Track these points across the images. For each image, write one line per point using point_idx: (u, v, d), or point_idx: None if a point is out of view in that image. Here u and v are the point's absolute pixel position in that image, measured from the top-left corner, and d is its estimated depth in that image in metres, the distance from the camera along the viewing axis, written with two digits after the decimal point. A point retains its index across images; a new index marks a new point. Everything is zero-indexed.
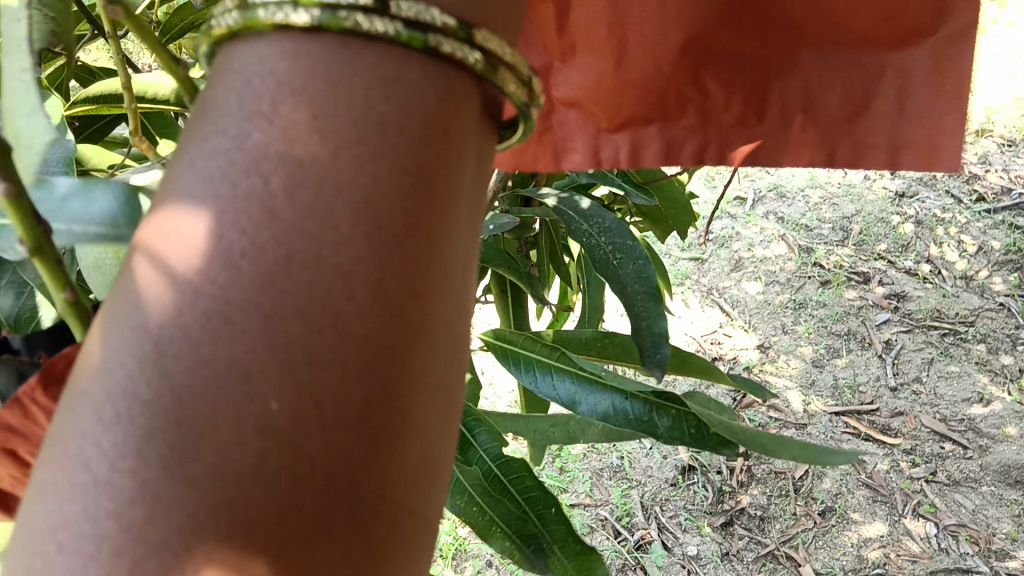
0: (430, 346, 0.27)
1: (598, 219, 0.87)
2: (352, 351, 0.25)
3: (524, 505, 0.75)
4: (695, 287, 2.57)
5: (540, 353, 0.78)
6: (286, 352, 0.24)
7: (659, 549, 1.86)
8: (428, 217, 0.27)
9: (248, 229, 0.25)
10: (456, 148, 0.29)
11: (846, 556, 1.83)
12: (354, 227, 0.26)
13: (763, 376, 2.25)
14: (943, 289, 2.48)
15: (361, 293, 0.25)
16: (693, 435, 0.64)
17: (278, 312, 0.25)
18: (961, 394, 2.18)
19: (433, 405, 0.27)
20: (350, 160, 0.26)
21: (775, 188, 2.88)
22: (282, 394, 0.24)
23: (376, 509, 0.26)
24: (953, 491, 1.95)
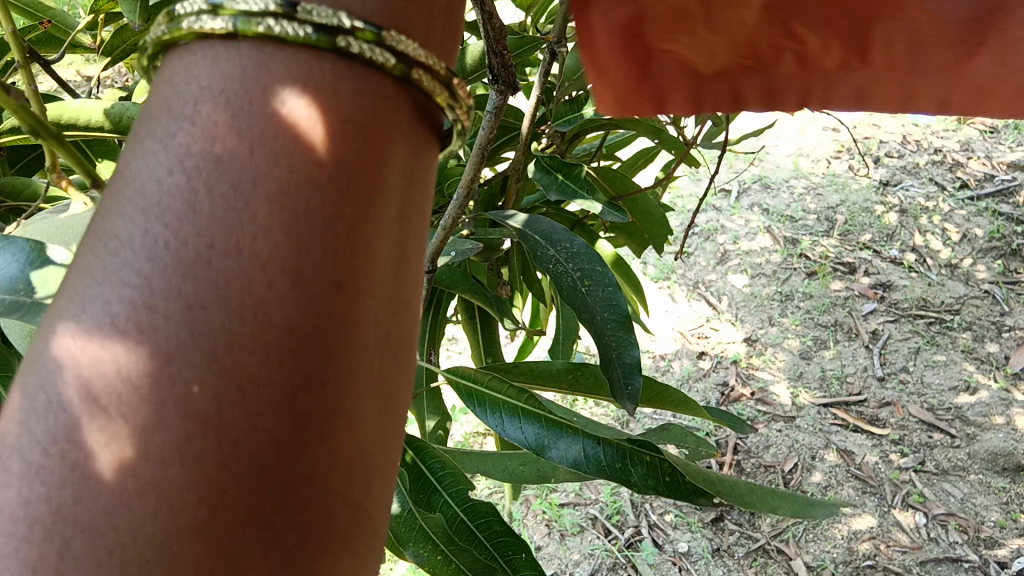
0: (357, 335, 0.28)
1: (566, 243, 0.81)
2: (274, 339, 0.27)
3: (493, 550, 0.72)
4: (681, 281, 2.56)
5: (507, 394, 0.76)
6: (208, 338, 0.26)
7: (650, 546, 1.85)
8: (349, 207, 0.28)
9: (171, 222, 0.27)
10: (379, 146, 0.30)
11: (836, 548, 1.82)
12: (271, 218, 0.27)
13: (751, 369, 2.25)
14: (929, 278, 2.48)
15: (280, 281, 0.27)
16: (666, 483, 0.67)
17: (199, 303, 0.26)
18: (948, 382, 2.19)
19: (366, 397, 0.29)
20: (267, 154, 0.28)
21: (760, 179, 2.88)
22: (204, 377, 0.26)
23: (308, 493, 0.27)
24: (941, 480, 1.96)
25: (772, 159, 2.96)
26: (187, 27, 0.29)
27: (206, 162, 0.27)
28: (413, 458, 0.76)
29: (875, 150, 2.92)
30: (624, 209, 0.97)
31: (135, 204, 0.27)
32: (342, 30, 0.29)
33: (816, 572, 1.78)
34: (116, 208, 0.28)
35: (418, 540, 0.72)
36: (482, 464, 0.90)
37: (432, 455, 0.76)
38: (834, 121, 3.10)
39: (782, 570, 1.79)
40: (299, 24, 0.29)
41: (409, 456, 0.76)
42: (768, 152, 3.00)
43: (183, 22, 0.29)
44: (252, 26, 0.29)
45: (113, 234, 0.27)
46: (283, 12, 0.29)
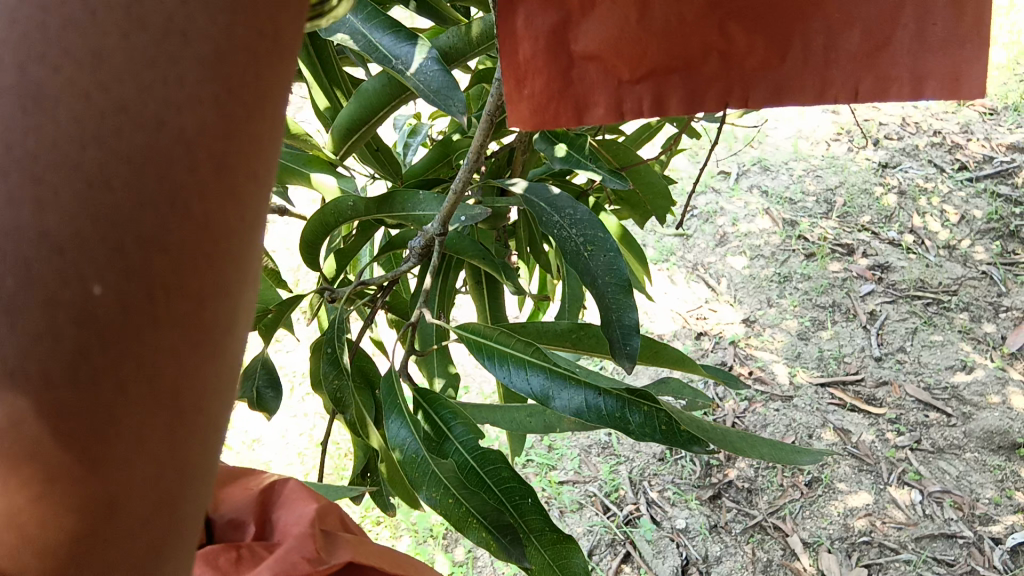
0: (233, 279, 0.24)
1: (569, 208, 0.80)
2: (152, 281, 0.22)
3: (498, 494, 0.74)
4: (680, 263, 2.58)
5: (516, 348, 0.77)
6: (76, 278, 0.21)
7: (648, 523, 1.87)
8: (233, 130, 0.23)
9: (92, 93, 0.21)
10: (282, 40, 0.24)
11: (832, 525, 1.85)
12: (161, 123, 0.22)
13: (749, 350, 2.26)
14: (927, 259, 2.49)
15: (167, 209, 0.22)
16: (662, 431, 0.69)
17: (65, 221, 0.21)
18: (945, 361, 2.20)
19: (233, 337, 0.25)
20: (169, 50, 0.22)
21: (759, 161, 2.89)
22: (63, 331, 0.22)
23: (164, 457, 0.24)
24: (937, 458, 1.97)
25: (772, 142, 2.97)
26: None
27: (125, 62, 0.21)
28: (424, 408, 0.81)
29: (874, 133, 2.93)
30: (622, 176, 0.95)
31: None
32: None
33: (813, 548, 1.80)
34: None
35: (430, 483, 0.73)
36: (492, 415, 0.92)
37: (443, 407, 0.81)
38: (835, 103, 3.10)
39: (779, 547, 1.81)
40: None
41: (420, 402, 0.81)
42: (767, 134, 3.01)
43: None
44: None
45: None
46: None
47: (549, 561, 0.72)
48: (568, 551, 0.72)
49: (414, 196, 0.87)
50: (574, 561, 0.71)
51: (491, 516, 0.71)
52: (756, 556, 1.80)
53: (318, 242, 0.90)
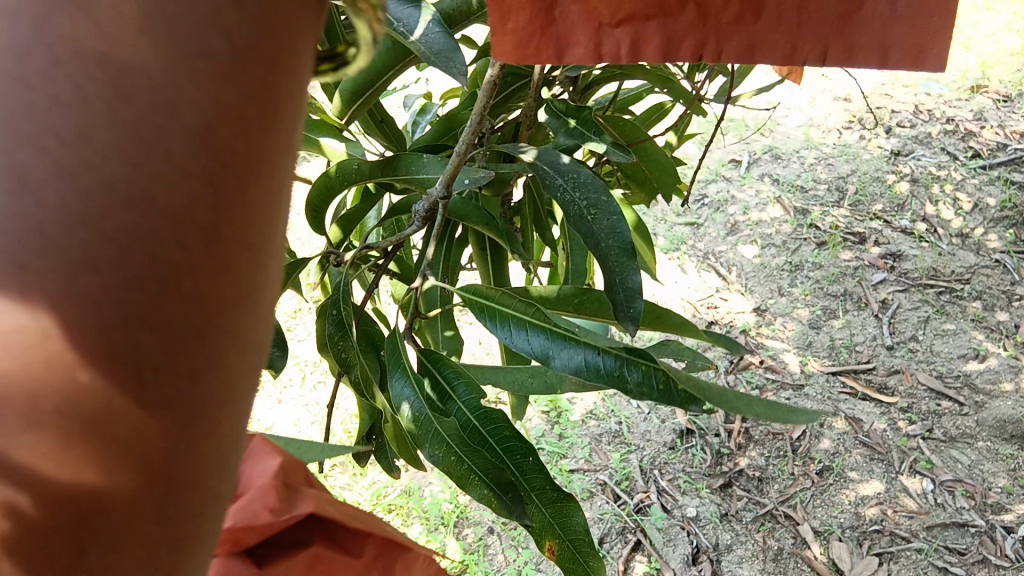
0: (260, 304, 0.24)
1: (571, 171, 0.81)
2: (177, 315, 0.22)
3: (502, 455, 0.74)
4: (691, 252, 2.56)
5: (519, 309, 0.77)
6: (103, 311, 0.22)
7: (659, 511, 1.87)
8: (255, 158, 0.23)
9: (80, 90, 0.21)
10: (303, 62, 0.23)
11: (843, 513, 1.85)
12: (186, 156, 0.22)
13: (760, 339, 2.26)
14: (939, 247, 2.48)
15: (192, 243, 0.22)
16: (660, 390, 0.68)
17: (92, 257, 0.21)
18: (957, 350, 2.19)
19: (259, 363, 0.25)
20: (190, 79, 0.22)
21: (770, 150, 2.88)
22: (91, 365, 0.22)
23: (194, 486, 0.24)
24: (949, 447, 1.97)
25: (783, 130, 2.95)
26: None
27: (148, 66, 0.21)
28: (428, 368, 0.81)
29: (887, 120, 2.91)
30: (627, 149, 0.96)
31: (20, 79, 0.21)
32: None
33: (824, 537, 1.80)
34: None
35: (432, 440, 0.75)
36: (493, 376, 0.91)
37: (446, 366, 0.80)
38: (847, 91, 3.08)
39: (789, 535, 1.81)
40: None
41: (424, 363, 0.81)
42: (779, 122, 2.99)
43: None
44: None
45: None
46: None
47: (549, 518, 0.71)
48: (567, 510, 0.70)
49: (419, 159, 0.88)
50: (574, 519, 0.70)
51: (492, 473, 0.71)
52: (767, 545, 1.80)
53: (322, 204, 0.89)
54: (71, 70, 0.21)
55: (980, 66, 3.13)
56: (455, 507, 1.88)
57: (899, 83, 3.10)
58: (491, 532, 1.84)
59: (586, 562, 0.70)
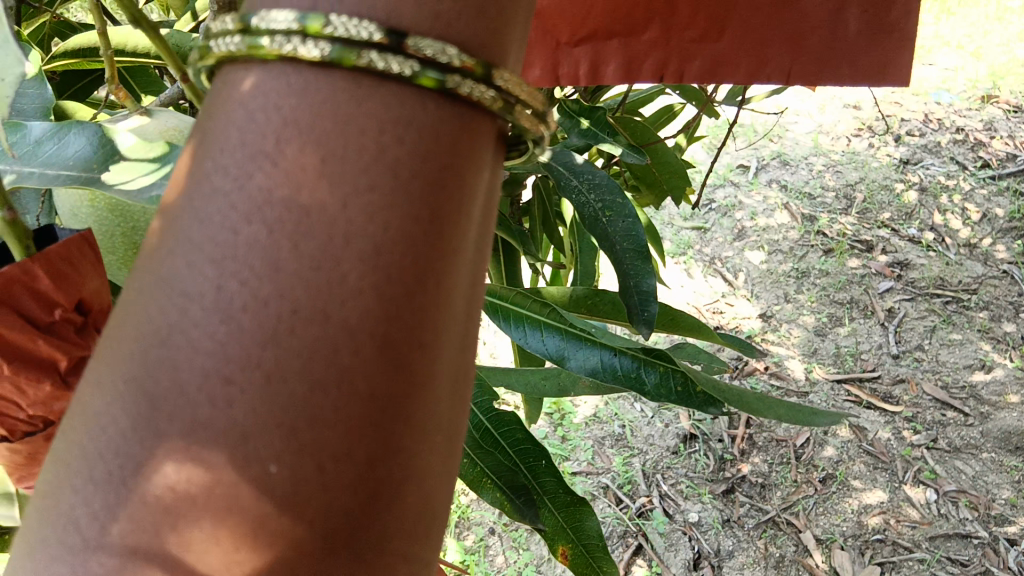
0: (438, 394, 0.23)
1: (588, 173, 0.77)
2: (355, 412, 0.21)
3: (515, 457, 0.71)
4: (697, 256, 2.56)
5: (530, 308, 0.73)
6: (287, 414, 0.21)
7: (660, 516, 1.87)
8: (436, 257, 0.22)
9: (250, 279, 0.21)
10: (470, 176, 0.24)
11: (845, 522, 1.84)
12: (362, 278, 0.21)
13: (766, 345, 2.25)
14: (946, 257, 2.47)
15: (367, 347, 0.21)
16: (679, 392, 0.68)
17: (281, 368, 0.21)
18: (963, 360, 2.18)
19: (438, 447, 0.24)
20: (361, 210, 0.22)
21: (778, 156, 2.87)
22: (282, 457, 0.21)
23: (377, 561, 0.23)
24: (953, 457, 1.96)
25: (791, 136, 2.95)
26: (268, 46, 0.22)
27: (325, 207, 0.21)
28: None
29: (897, 128, 2.90)
30: (642, 150, 0.95)
31: (214, 224, 0.22)
32: (451, 68, 0.23)
33: (825, 545, 1.80)
34: (194, 205, 0.22)
35: None
36: (505, 379, 0.88)
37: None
38: (856, 98, 3.07)
39: (791, 543, 1.81)
40: (405, 58, 0.22)
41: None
42: (787, 129, 2.99)
43: (266, 37, 0.22)
44: (351, 57, 0.22)
45: (191, 239, 0.22)
46: (388, 41, 0.22)
47: (562, 521, 0.71)
48: (581, 512, 0.71)
49: None
50: (588, 524, 0.71)
51: (506, 477, 0.68)
52: (768, 552, 1.80)
53: None
54: (263, 221, 0.21)
55: (990, 75, 3.13)
56: (457, 507, 1.87)
57: (909, 92, 3.08)
58: (492, 533, 1.84)
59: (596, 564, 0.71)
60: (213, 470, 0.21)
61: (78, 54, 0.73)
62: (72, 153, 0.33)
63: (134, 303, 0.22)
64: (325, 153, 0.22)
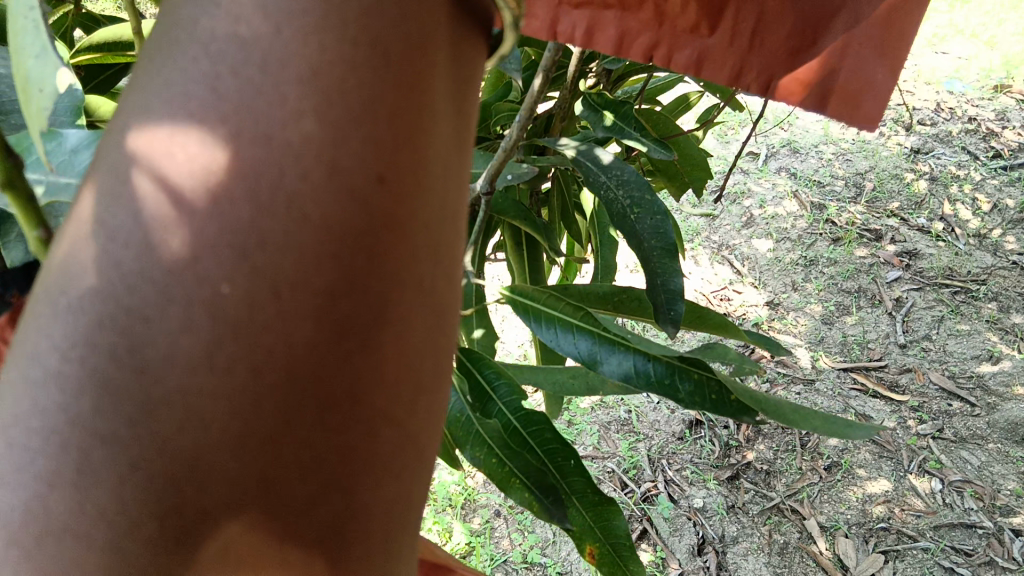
0: (411, 240, 0.24)
1: (617, 169, 0.80)
2: (311, 239, 0.22)
3: (542, 456, 0.71)
4: (706, 243, 2.55)
5: (563, 311, 0.74)
6: (237, 233, 0.22)
7: (665, 501, 1.88)
8: (395, 100, 0.23)
9: (196, 112, 0.22)
10: (428, 20, 0.24)
11: (850, 510, 1.84)
12: (302, 99, 0.22)
13: (773, 332, 2.22)
14: (956, 247, 2.46)
15: (316, 171, 0.22)
16: (713, 401, 0.67)
17: (228, 190, 0.22)
18: (971, 351, 2.17)
19: (413, 309, 0.24)
20: (294, 34, 0.22)
21: (788, 144, 2.86)
22: (236, 277, 0.22)
23: (347, 408, 0.23)
24: (959, 447, 1.96)
25: (801, 125, 2.93)
26: None
27: (260, 34, 0.22)
28: (466, 366, 0.76)
29: (908, 118, 2.89)
30: (668, 146, 0.94)
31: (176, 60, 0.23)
32: None
33: (830, 533, 1.80)
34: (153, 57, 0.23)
35: (472, 441, 0.71)
36: (533, 377, 0.89)
37: (486, 365, 0.75)
38: None
39: (795, 530, 1.81)
40: None
41: (463, 362, 0.76)
42: (798, 116, 2.97)
43: None
44: None
45: (147, 92, 0.23)
46: None
47: (590, 521, 0.72)
48: (609, 512, 0.71)
49: None
50: (616, 524, 0.71)
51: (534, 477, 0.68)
52: (772, 538, 1.80)
53: None
54: (209, 59, 0.22)
55: (1004, 65, 3.10)
56: (464, 488, 1.88)
57: (921, 81, 3.07)
58: (498, 515, 1.84)
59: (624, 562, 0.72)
60: (168, 279, 0.22)
61: (103, 47, 0.77)
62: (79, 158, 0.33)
63: (105, 147, 0.23)
64: None
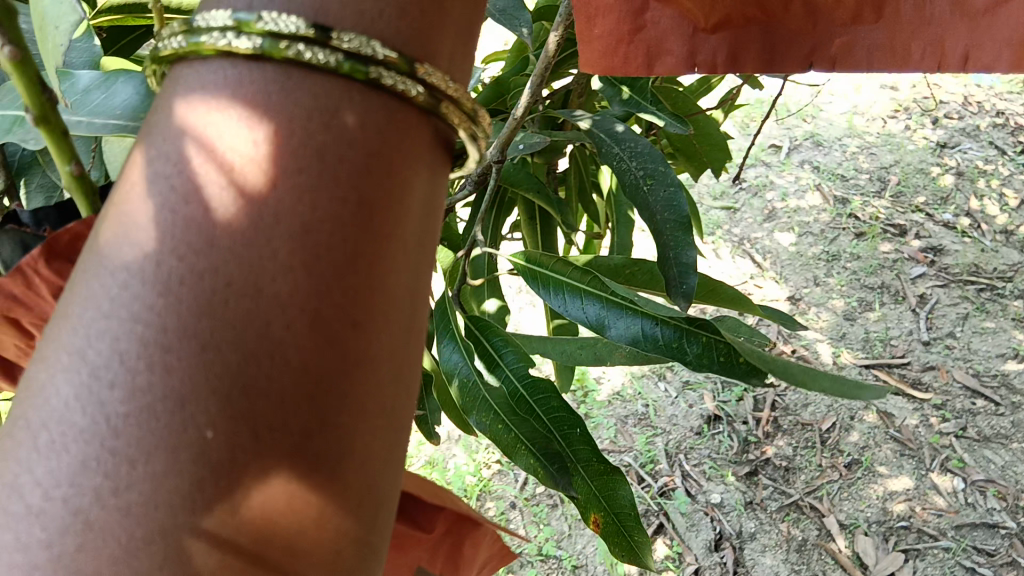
0: (380, 378, 0.25)
1: (630, 142, 0.80)
2: (290, 380, 0.23)
3: (547, 422, 0.71)
4: (727, 237, 2.53)
5: (572, 276, 0.75)
6: (222, 379, 0.23)
7: (682, 495, 1.87)
8: (374, 242, 0.25)
9: (187, 253, 0.23)
10: (408, 166, 0.26)
11: (870, 508, 1.82)
12: (290, 251, 0.23)
13: (794, 328, 2.22)
14: (982, 244, 2.42)
15: (298, 322, 0.23)
16: (723, 364, 0.63)
17: (215, 337, 0.23)
18: (995, 349, 2.14)
19: (381, 434, 0.25)
20: (290, 188, 0.24)
21: (812, 136, 2.82)
22: (217, 424, 0.23)
23: (312, 527, 0.24)
24: (983, 447, 1.93)
25: (826, 116, 2.88)
26: (208, 41, 0.25)
27: (255, 187, 0.24)
28: (478, 337, 0.78)
29: (935, 111, 2.84)
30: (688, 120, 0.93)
31: (163, 208, 0.24)
32: (374, 58, 0.25)
33: (849, 530, 1.79)
34: (143, 185, 0.24)
35: (479, 408, 0.73)
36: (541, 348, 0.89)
37: (494, 333, 0.77)
38: (894, 79, 2.99)
39: (814, 526, 1.80)
40: (330, 51, 0.24)
41: (472, 330, 0.79)
42: (822, 109, 2.92)
43: (205, 33, 0.25)
44: (280, 47, 0.24)
45: (131, 218, 0.24)
46: (316, 35, 0.24)
47: (595, 490, 0.68)
48: (614, 482, 0.67)
49: None
50: (621, 494, 0.66)
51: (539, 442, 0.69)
52: (791, 535, 1.79)
53: None
54: (198, 222, 0.23)
55: None
56: (479, 480, 1.89)
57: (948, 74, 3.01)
58: (514, 507, 1.84)
59: (629, 536, 0.67)
60: (157, 431, 0.22)
61: None
62: (120, 101, 0.35)
63: (83, 276, 0.24)
64: (258, 145, 0.24)
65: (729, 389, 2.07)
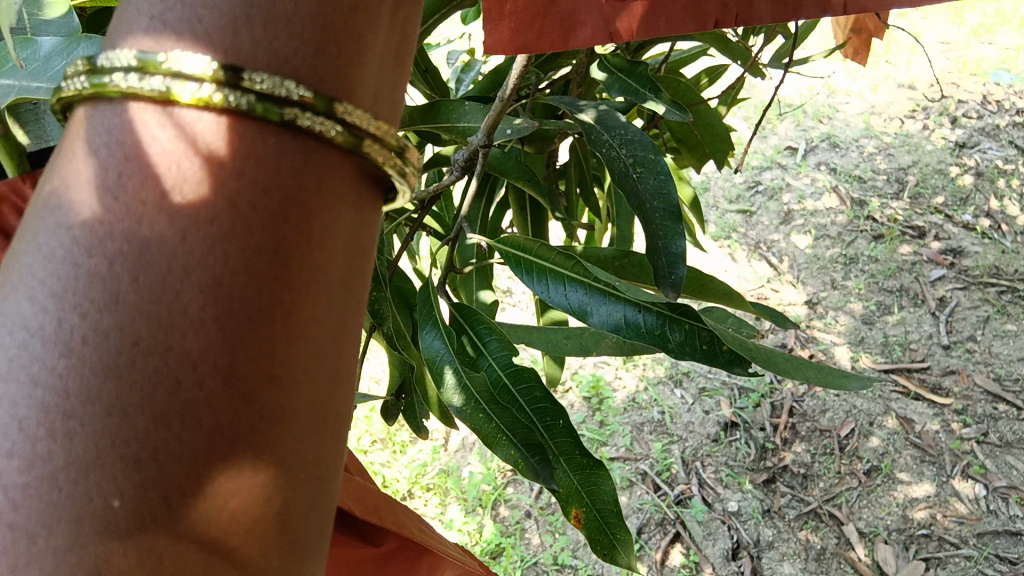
0: (297, 428, 0.24)
1: (620, 128, 0.78)
2: (200, 440, 0.22)
3: (530, 414, 0.71)
4: (742, 240, 2.51)
5: (556, 263, 0.73)
6: (130, 442, 0.21)
7: (699, 504, 1.85)
8: (290, 291, 0.23)
9: (89, 313, 0.21)
10: (326, 215, 0.24)
11: (890, 515, 1.80)
12: (201, 310, 0.22)
13: (811, 333, 2.20)
14: (1002, 245, 2.39)
15: (210, 378, 0.22)
16: (704, 350, 0.65)
17: (122, 402, 0.21)
18: (1018, 352, 2.11)
19: (295, 484, 0.24)
20: (199, 242, 0.22)
21: (828, 138, 2.79)
22: (125, 490, 0.21)
23: None
24: (1005, 453, 1.90)
25: (842, 117, 2.85)
26: (112, 85, 0.23)
27: (164, 240, 0.22)
28: (461, 322, 0.77)
29: (953, 111, 2.81)
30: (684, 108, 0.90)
31: (61, 263, 0.22)
32: (289, 99, 0.23)
33: (869, 539, 1.76)
34: (39, 247, 0.22)
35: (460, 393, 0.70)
36: (529, 336, 0.90)
37: (480, 323, 0.77)
38: (912, 78, 2.96)
39: (833, 535, 1.78)
40: (242, 92, 0.23)
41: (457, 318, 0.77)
42: (838, 109, 2.89)
43: (108, 76, 0.23)
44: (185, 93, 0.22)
45: (31, 277, 0.22)
46: (227, 75, 0.23)
47: (578, 486, 0.67)
48: (598, 478, 0.66)
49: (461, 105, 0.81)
50: (603, 489, 0.66)
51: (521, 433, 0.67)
52: (809, 543, 1.77)
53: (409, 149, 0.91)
54: (104, 277, 0.22)
55: None
56: (494, 488, 1.88)
57: (967, 72, 2.96)
58: (528, 516, 1.84)
59: (610, 533, 0.66)
60: (61, 499, 0.21)
61: None
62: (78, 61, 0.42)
63: None
64: (165, 199, 0.22)
65: (746, 395, 2.06)
